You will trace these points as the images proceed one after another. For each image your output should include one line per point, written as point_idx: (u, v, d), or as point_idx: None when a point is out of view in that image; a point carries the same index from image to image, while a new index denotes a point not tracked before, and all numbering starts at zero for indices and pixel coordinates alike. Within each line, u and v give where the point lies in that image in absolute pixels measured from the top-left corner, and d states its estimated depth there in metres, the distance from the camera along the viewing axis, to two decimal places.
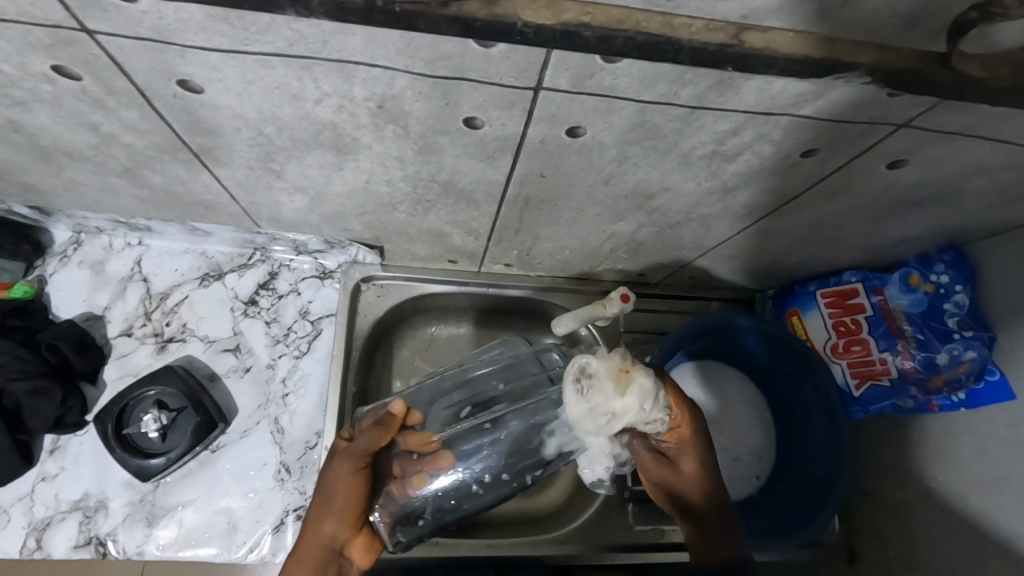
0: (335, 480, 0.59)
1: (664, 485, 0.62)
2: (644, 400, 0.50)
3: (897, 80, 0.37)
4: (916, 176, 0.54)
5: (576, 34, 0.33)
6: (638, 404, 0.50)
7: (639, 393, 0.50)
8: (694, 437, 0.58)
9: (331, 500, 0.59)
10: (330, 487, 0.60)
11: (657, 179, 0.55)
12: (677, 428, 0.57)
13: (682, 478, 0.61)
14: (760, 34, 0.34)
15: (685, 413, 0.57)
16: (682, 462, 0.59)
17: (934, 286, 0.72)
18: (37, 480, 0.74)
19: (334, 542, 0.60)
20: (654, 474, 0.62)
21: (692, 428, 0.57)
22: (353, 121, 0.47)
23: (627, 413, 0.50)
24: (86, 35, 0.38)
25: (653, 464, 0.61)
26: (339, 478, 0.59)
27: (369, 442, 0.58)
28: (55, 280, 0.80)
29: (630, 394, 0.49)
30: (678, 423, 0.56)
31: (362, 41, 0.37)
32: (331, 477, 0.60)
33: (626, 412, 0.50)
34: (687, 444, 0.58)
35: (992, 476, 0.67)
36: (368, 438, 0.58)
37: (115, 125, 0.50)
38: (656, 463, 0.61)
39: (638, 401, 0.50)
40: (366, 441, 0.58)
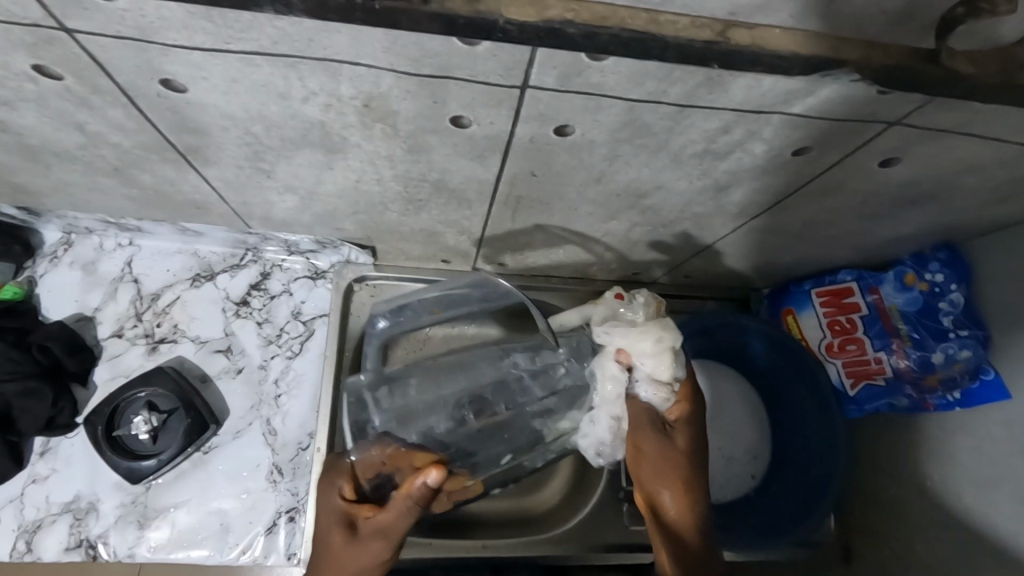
0: (373, 553, 0.59)
1: (646, 462, 0.61)
2: (658, 340, 0.57)
3: (886, 77, 0.36)
4: (909, 174, 0.54)
5: (560, 32, 0.33)
6: (652, 338, 0.57)
7: (657, 327, 0.58)
8: (695, 418, 0.62)
9: (372, 567, 0.59)
10: (367, 561, 0.59)
11: (648, 178, 0.55)
12: (684, 403, 0.61)
13: (669, 454, 0.60)
14: (746, 31, 0.34)
15: (690, 395, 0.62)
16: (678, 434, 0.61)
17: (928, 284, 0.72)
18: (27, 482, 0.74)
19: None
20: (642, 443, 0.61)
21: (695, 410, 0.62)
22: (341, 120, 0.46)
23: (641, 335, 0.58)
24: (67, 34, 0.38)
25: (644, 430, 0.60)
26: (375, 550, 0.59)
27: (406, 520, 0.59)
28: (46, 281, 0.80)
29: (653, 324, 0.58)
30: (685, 400, 0.61)
31: (346, 39, 0.36)
32: (364, 552, 0.59)
33: (640, 335, 0.58)
34: (687, 418, 0.61)
35: (987, 475, 0.66)
36: (406, 517, 0.58)
37: (101, 125, 0.50)
38: (648, 434, 0.60)
39: (656, 333, 0.57)
40: (405, 522, 0.58)
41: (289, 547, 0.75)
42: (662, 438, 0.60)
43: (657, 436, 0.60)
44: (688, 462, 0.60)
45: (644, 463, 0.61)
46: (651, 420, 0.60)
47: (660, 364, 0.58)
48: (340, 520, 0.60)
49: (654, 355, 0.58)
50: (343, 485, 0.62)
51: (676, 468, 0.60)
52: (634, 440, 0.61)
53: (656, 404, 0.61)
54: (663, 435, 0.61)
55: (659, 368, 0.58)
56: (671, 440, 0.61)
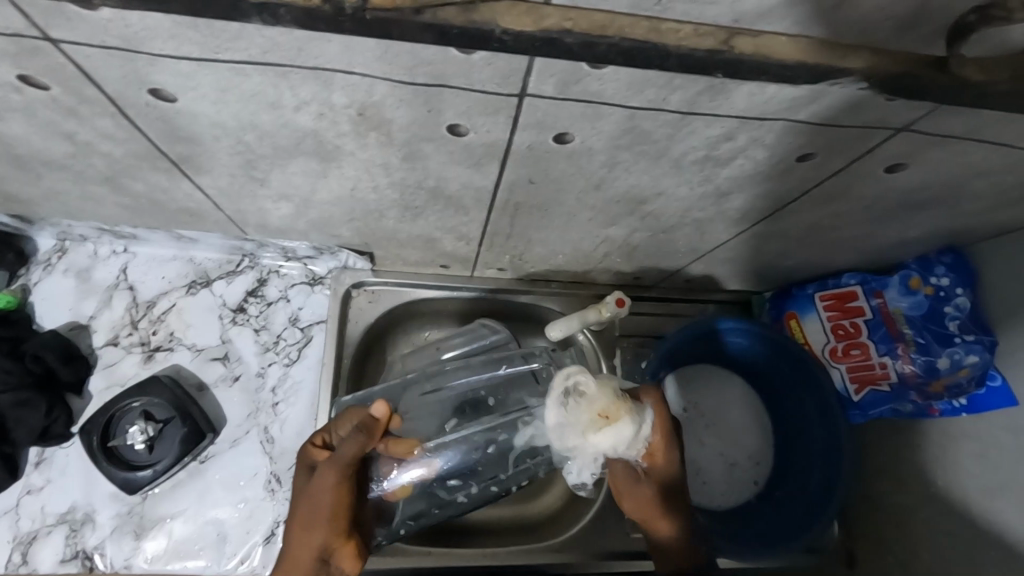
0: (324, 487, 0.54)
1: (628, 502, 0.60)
2: (623, 433, 0.51)
3: (893, 84, 0.36)
4: (915, 179, 0.53)
5: (558, 41, 0.32)
6: (616, 432, 0.51)
7: (618, 424, 0.51)
8: (668, 457, 0.58)
9: (321, 512, 0.55)
10: (320, 499, 0.55)
11: (649, 184, 0.54)
12: (660, 445, 0.57)
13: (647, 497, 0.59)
14: (751, 39, 0.33)
15: (665, 434, 0.57)
16: (653, 474, 0.58)
17: (934, 288, 0.71)
18: (22, 493, 0.73)
19: (326, 549, 0.56)
20: (621, 486, 0.60)
21: (669, 448, 0.58)
22: (334, 128, 0.45)
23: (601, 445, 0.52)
24: (51, 44, 0.37)
25: (623, 476, 0.59)
26: (326, 488, 0.54)
27: (352, 451, 0.55)
28: (40, 290, 0.79)
29: (607, 430, 0.51)
30: (660, 444, 0.57)
31: (337, 48, 0.35)
32: (317, 486, 0.55)
33: (597, 441, 0.52)
34: (660, 463, 0.58)
35: (996, 481, 0.65)
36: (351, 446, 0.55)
37: (90, 134, 0.49)
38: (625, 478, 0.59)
39: (613, 434, 0.51)
40: (349, 449, 0.54)
41: None
42: (639, 481, 0.59)
43: (634, 480, 0.59)
44: (666, 503, 0.59)
45: (626, 501, 0.60)
46: (627, 468, 0.59)
47: (627, 452, 0.53)
48: (306, 467, 0.59)
49: (615, 451, 0.52)
50: (314, 435, 0.60)
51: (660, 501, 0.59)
52: (615, 482, 0.61)
53: (627, 456, 0.58)
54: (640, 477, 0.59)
55: (626, 452, 0.53)
56: (647, 481, 0.59)
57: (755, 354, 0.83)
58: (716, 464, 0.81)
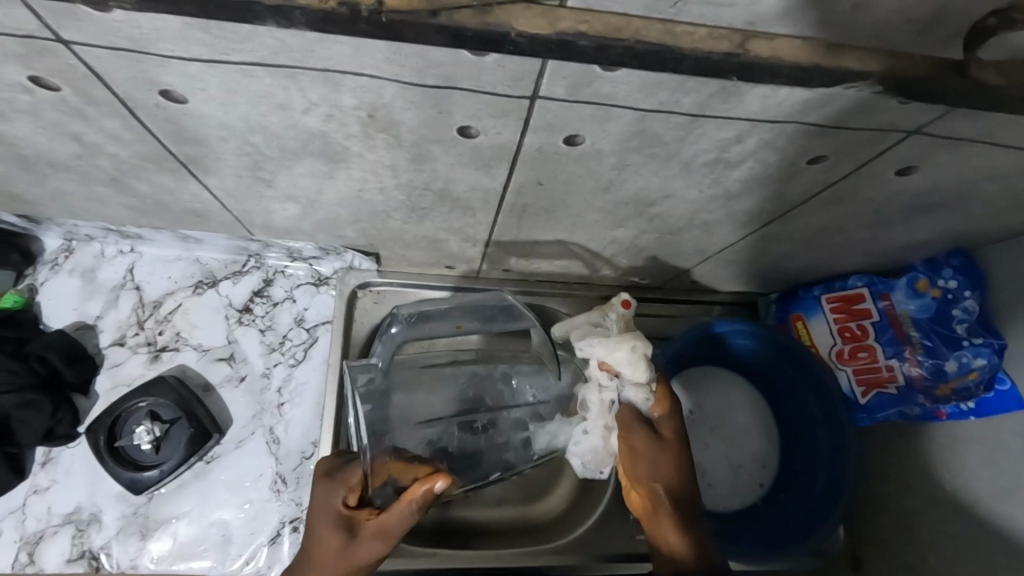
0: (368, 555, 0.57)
1: (639, 461, 0.63)
2: (632, 349, 0.58)
3: (909, 88, 0.35)
4: (926, 182, 0.53)
5: (572, 44, 0.32)
6: (627, 348, 0.58)
7: (630, 338, 0.58)
8: (674, 409, 0.64)
9: (359, 567, 0.57)
10: (363, 560, 0.57)
11: (658, 186, 0.54)
12: (666, 397, 0.63)
13: (659, 451, 0.63)
14: (765, 42, 0.33)
15: (667, 387, 0.64)
16: (663, 428, 0.64)
17: (941, 291, 0.71)
18: (28, 493, 0.73)
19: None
20: (633, 444, 0.63)
21: (673, 404, 0.64)
22: (343, 130, 0.45)
23: (619, 356, 0.58)
24: (61, 45, 0.36)
25: (634, 433, 0.63)
26: (368, 554, 0.56)
27: (404, 523, 0.56)
28: (46, 289, 0.79)
29: (623, 346, 0.58)
30: (666, 395, 0.63)
31: (348, 50, 0.35)
32: (361, 552, 0.56)
33: (617, 355, 0.58)
34: (668, 414, 0.63)
35: (1003, 486, 0.65)
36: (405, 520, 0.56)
37: (98, 135, 0.49)
38: (636, 431, 0.63)
39: (626, 347, 0.58)
40: (401, 525, 0.56)
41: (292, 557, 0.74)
42: (651, 437, 0.63)
43: (647, 434, 0.63)
44: (676, 455, 0.63)
45: (637, 462, 0.63)
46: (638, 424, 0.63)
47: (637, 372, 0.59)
48: (338, 524, 0.57)
49: (631, 363, 0.58)
50: (348, 495, 0.59)
51: (668, 456, 0.63)
52: (625, 442, 0.64)
53: (638, 403, 0.63)
54: (649, 434, 0.63)
55: (635, 372, 0.59)
56: (657, 437, 0.63)
57: (761, 356, 0.83)
58: (722, 467, 0.80)
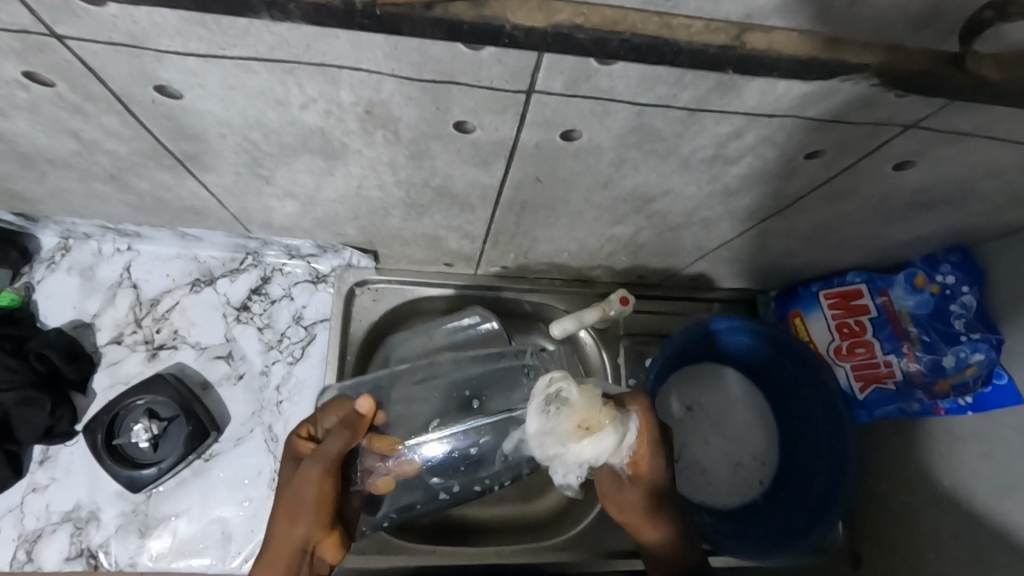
0: (308, 480, 0.52)
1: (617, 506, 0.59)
2: (608, 440, 0.49)
3: (907, 82, 0.35)
4: (924, 178, 0.53)
5: (570, 37, 0.32)
6: (602, 436, 0.49)
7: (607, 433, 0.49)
8: (654, 463, 0.56)
9: (303, 503, 0.52)
10: (302, 487, 0.52)
11: (656, 183, 0.54)
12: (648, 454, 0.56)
13: (636, 502, 0.58)
14: (763, 35, 0.33)
15: (651, 445, 0.56)
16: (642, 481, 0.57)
17: (940, 287, 0.71)
18: (27, 491, 0.73)
19: (307, 543, 0.52)
20: (609, 494, 0.59)
21: (655, 460, 0.56)
22: (341, 126, 0.45)
23: (593, 459, 0.50)
24: (58, 40, 0.36)
25: (608, 482, 0.58)
26: (310, 476, 0.52)
27: (336, 447, 0.53)
28: (43, 288, 0.79)
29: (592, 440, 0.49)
30: (642, 453, 0.55)
31: (346, 45, 0.35)
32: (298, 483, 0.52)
33: (587, 457, 0.49)
34: (645, 470, 0.56)
35: (1001, 482, 0.65)
36: (338, 442, 0.53)
37: (96, 132, 0.49)
38: (613, 483, 0.58)
39: (594, 444, 0.49)
40: (335, 444, 0.52)
41: None
42: (625, 487, 0.57)
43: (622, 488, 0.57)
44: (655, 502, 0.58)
45: (613, 504, 0.59)
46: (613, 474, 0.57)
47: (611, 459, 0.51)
48: (292, 460, 0.57)
49: (607, 458, 0.50)
50: (301, 428, 0.59)
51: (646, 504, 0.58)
52: (604, 491, 0.59)
53: (614, 465, 0.56)
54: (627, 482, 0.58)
55: (611, 458, 0.51)
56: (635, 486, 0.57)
57: (760, 354, 0.83)
58: (720, 463, 0.81)
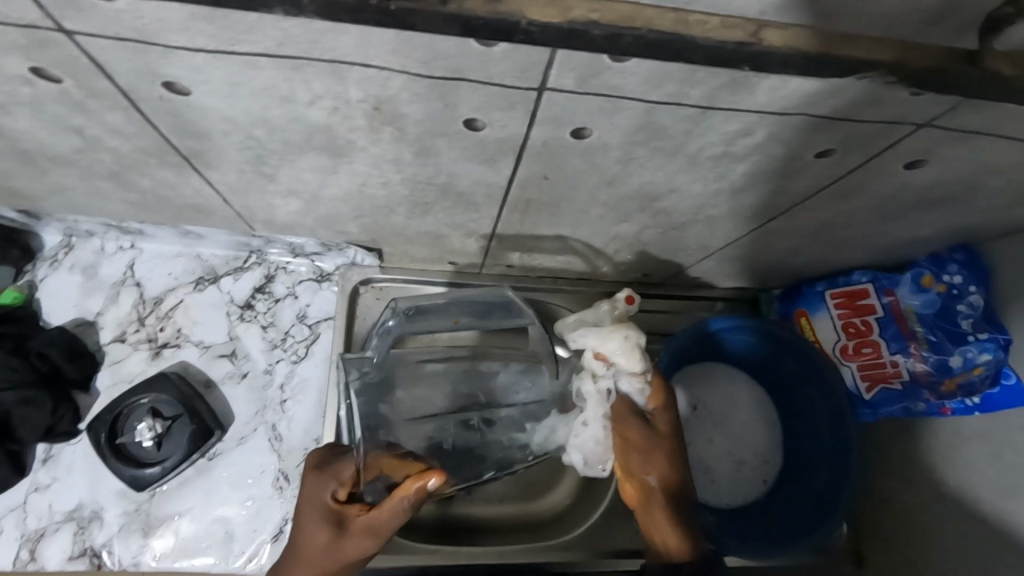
0: (356, 551, 0.53)
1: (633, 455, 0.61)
2: (626, 338, 0.59)
3: (922, 79, 0.35)
4: (933, 176, 0.53)
5: (584, 33, 0.31)
6: (620, 337, 0.59)
7: (623, 328, 0.59)
8: (669, 404, 0.63)
9: (345, 565, 0.54)
10: (354, 556, 0.54)
11: (663, 181, 0.54)
12: (663, 389, 0.62)
13: (654, 442, 0.61)
14: (778, 31, 0.32)
15: (663, 382, 0.63)
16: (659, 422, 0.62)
17: (946, 286, 0.70)
18: (29, 490, 0.73)
19: None
20: (627, 434, 0.61)
21: (668, 397, 0.63)
22: (347, 123, 0.45)
23: (615, 353, 0.59)
24: (63, 35, 0.36)
25: (630, 425, 0.61)
26: (355, 551, 0.53)
27: (395, 522, 0.53)
28: (45, 286, 0.78)
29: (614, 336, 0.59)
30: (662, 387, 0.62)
31: (355, 40, 0.35)
32: (352, 545, 0.53)
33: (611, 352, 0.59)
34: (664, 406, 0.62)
35: (1008, 483, 0.65)
36: (398, 519, 0.53)
37: (100, 129, 0.48)
38: (632, 422, 0.61)
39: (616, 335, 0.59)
40: (392, 523, 0.53)
41: None
42: (646, 429, 0.61)
43: (642, 424, 0.61)
44: (671, 449, 0.62)
45: (630, 452, 0.61)
46: (632, 412, 0.62)
47: (631, 363, 0.59)
48: (327, 520, 0.55)
49: (624, 353, 0.59)
50: (339, 488, 0.56)
51: (662, 449, 0.61)
52: (620, 433, 0.62)
53: (635, 397, 0.62)
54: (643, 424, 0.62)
55: (626, 363, 0.59)
56: (652, 429, 0.62)
57: (765, 354, 0.83)
58: (724, 463, 0.80)
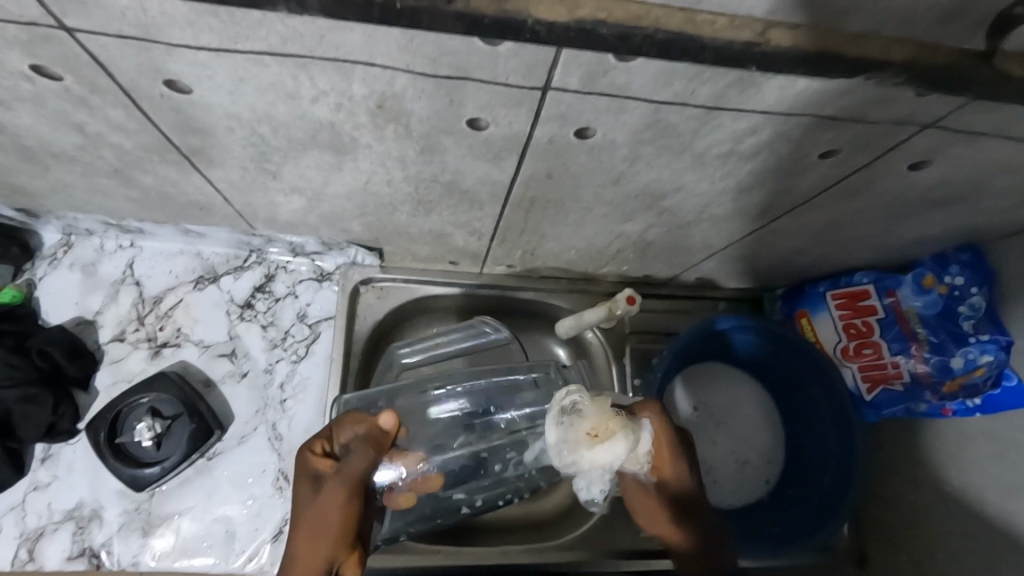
0: (334, 502, 0.52)
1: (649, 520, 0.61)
2: (621, 447, 0.52)
3: (931, 80, 0.35)
4: (938, 176, 0.52)
5: (592, 32, 0.31)
6: (614, 448, 0.52)
7: (616, 442, 0.52)
8: (680, 470, 0.58)
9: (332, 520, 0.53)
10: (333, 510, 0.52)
11: (668, 179, 0.53)
12: (664, 463, 0.58)
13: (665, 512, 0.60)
14: (788, 31, 0.32)
15: (671, 453, 0.57)
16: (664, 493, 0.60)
17: (948, 287, 0.70)
18: (28, 489, 0.73)
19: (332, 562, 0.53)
20: (640, 503, 0.61)
21: (675, 467, 0.58)
22: (352, 121, 0.44)
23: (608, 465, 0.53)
24: (66, 32, 0.36)
25: (638, 498, 0.60)
26: (335, 502, 0.52)
27: (361, 463, 0.53)
28: (45, 284, 0.78)
29: (605, 450, 0.52)
30: (666, 461, 0.57)
31: (361, 38, 0.34)
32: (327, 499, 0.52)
33: (601, 464, 0.53)
34: (671, 477, 0.58)
35: (1010, 482, 0.65)
36: (365, 462, 0.53)
37: (102, 125, 0.48)
38: (642, 492, 0.60)
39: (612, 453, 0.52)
40: (361, 463, 0.53)
41: None
42: (656, 500, 0.60)
43: (651, 496, 0.60)
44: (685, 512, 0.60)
45: (644, 519, 0.62)
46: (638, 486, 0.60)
47: (630, 459, 0.54)
48: (307, 478, 0.54)
49: (623, 461, 0.53)
50: (314, 442, 0.55)
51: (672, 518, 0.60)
52: (633, 500, 0.61)
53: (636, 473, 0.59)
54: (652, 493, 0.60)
55: (629, 459, 0.55)
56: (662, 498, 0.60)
57: (768, 355, 0.83)
58: (727, 462, 0.80)
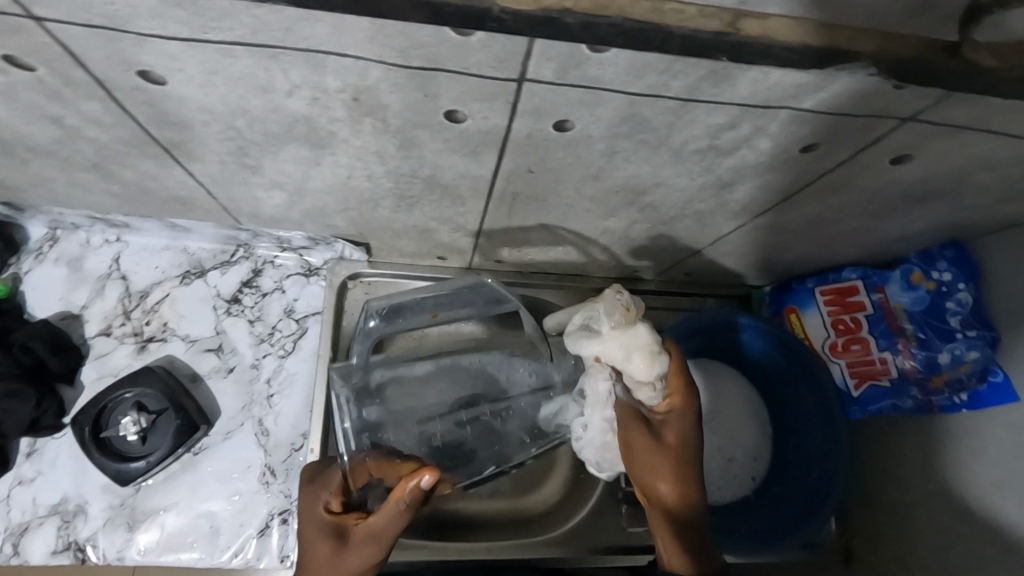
0: (361, 561, 0.52)
1: (637, 458, 0.58)
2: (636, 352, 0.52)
3: (903, 71, 0.35)
4: (921, 171, 0.52)
5: (558, 21, 0.31)
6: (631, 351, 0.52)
7: (623, 339, 0.52)
8: (685, 416, 0.56)
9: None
10: (357, 568, 0.52)
11: (649, 174, 0.53)
12: (682, 375, 0.55)
13: (660, 457, 0.57)
14: (757, 21, 0.32)
15: (684, 385, 0.56)
16: (669, 437, 0.57)
17: (935, 283, 0.70)
18: (13, 484, 0.73)
19: None
20: (632, 441, 0.58)
21: (688, 403, 0.56)
22: (327, 114, 0.44)
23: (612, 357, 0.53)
24: (34, 23, 0.35)
25: (635, 431, 0.58)
26: (364, 562, 0.52)
27: (396, 525, 0.52)
28: (30, 279, 0.78)
29: (619, 336, 0.52)
30: (677, 394, 0.56)
31: (329, 29, 0.34)
32: (351, 559, 0.52)
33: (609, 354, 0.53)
34: (677, 419, 0.56)
35: (993, 478, 0.65)
36: (395, 521, 0.51)
37: (77, 118, 0.48)
38: (635, 425, 0.58)
39: (620, 343, 0.52)
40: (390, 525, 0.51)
41: (282, 549, 0.73)
42: (649, 435, 0.57)
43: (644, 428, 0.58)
44: (681, 468, 0.57)
45: (636, 459, 0.58)
46: (638, 416, 0.58)
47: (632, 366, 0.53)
48: (326, 532, 0.54)
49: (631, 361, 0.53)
50: (329, 498, 0.56)
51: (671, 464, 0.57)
52: (627, 436, 0.59)
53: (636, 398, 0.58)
54: (652, 432, 0.58)
55: (637, 367, 0.53)
56: (661, 445, 0.57)
57: (757, 351, 0.82)
58: (713, 459, 0.77)
